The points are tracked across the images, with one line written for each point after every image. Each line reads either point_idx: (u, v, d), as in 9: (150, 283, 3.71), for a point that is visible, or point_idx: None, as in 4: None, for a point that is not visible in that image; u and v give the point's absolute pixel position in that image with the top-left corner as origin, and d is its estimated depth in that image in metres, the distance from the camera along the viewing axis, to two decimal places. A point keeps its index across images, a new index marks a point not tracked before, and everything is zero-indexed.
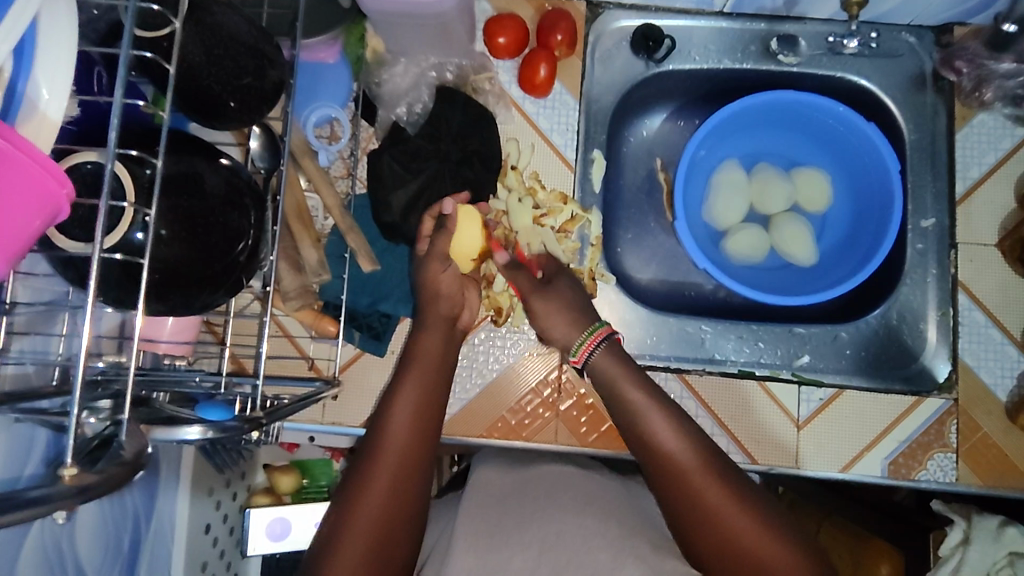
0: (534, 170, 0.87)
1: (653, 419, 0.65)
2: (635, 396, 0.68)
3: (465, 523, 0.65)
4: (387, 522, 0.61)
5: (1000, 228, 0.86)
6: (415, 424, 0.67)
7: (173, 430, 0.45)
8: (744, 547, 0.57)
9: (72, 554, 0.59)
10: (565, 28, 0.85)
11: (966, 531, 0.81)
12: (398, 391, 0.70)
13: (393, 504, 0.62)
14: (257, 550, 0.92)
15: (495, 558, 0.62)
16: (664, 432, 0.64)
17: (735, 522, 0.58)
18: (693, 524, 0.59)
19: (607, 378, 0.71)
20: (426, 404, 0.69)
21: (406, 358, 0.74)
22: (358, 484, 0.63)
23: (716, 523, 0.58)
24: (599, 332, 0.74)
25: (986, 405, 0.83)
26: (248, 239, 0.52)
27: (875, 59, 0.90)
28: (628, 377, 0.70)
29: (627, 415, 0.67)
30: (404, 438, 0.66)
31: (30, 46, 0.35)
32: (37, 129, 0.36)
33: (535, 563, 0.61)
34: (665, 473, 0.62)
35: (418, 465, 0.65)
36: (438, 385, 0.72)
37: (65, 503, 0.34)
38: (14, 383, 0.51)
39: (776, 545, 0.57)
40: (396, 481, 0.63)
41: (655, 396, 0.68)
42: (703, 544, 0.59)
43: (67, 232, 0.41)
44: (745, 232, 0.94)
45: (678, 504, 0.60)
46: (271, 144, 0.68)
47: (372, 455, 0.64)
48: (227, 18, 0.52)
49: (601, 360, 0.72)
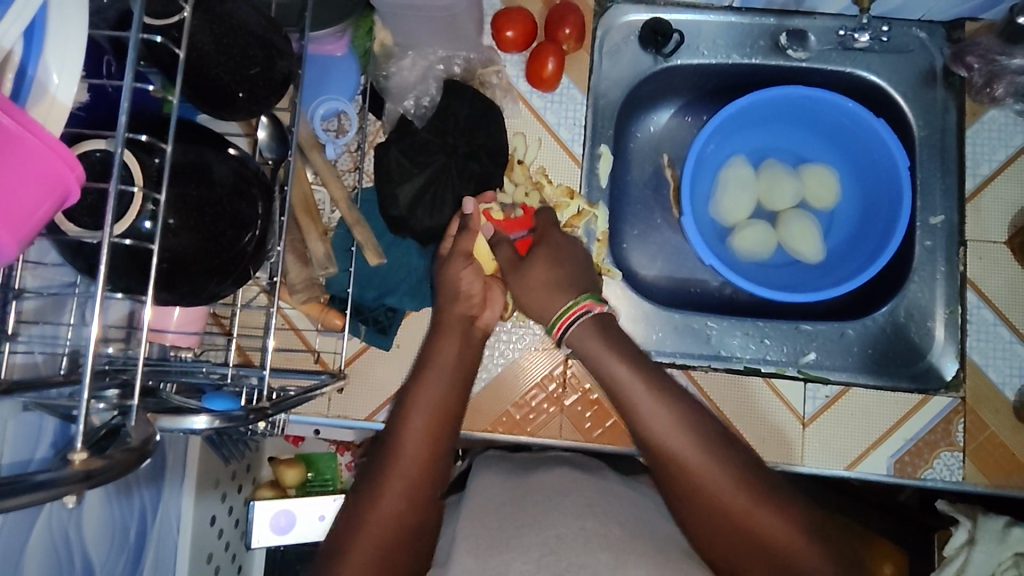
0: (540, 164, 0.87)
1: (642, 403, 0.68)
2: (620, 371, 0.71)
3: (471, 525, 0.66)
4: (404, 515, 0.64)
5: (1009, 226, 0.85)
6: (434, 417, 0.70)
7: (181, 419, 0.45)
8: (741, 523, 0.62)
9: (80, 542, 0.59)
10: (573, 22, 0.85)
11: (972, 531, 0.81)
12: (415, 387, 0.73)
13: (410, 497, 0.65)
14: (262, 542, 0.90)
15: (498, 560, 0.60)
16: (653, 413, 0.67)
17: (732, 501, 0.63)
18: (691, 504, 0.64)
19: (591, 355, 0.73)
20: (450, 397, 0.72)
21: (421, 364, 0.75)
22: (378, 477, 0.66)
23: (715, 502, 0.63)
24: (571, 311, 0.74)
25: (993, 403, 0.83)
26: (255, 230, 0.52)
27: (886, 54, 0.89)
28: (609, 349, 0.73)
29: (617, 396, 0.71)
30: (422, 446, 0.68)
31: (40, 29, 0.35)
32: (47, 113, 0.36)
33: (536, 566, 0.58)
34: (661, 456, 0.66)
35: (435, 473, 0.67)
36: (460, 394, 0.74)
37: (71, 489, 0.33)
38: (23, 371, 0.51)
39: (771, 520, 0.62)
40: (410, 490, 0.65)
41: (642, 373, 0.71)
42: (703, 525, 0.63)
43: (76, 220, 0.41)
44: (752, 229, 0.93)
45: (676, 486, 0.65)
46: (279, 134, 0.68)
47: (388, 453, 0.68)
48: (237, 7, 0.52)
49: (582, 334, 0.74)
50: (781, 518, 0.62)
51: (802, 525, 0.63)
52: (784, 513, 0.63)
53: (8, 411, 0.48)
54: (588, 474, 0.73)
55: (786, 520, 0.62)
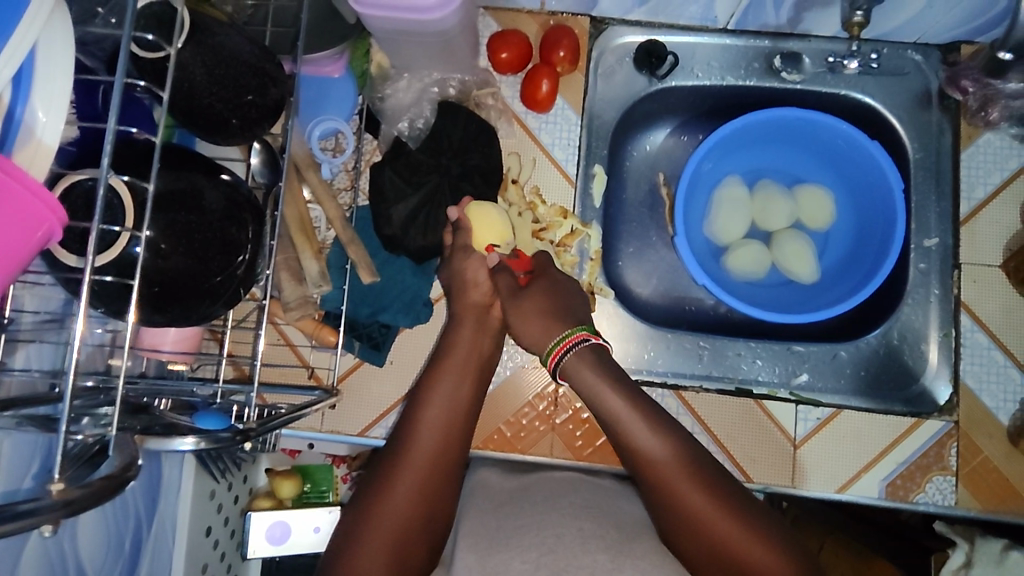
0: (535, 184, 0.88)
1: (636, 434, 0.68)
2: (613, 404, 0.70)
3: (469, 525, 0.67)
4: (407, 529, 0.64)
5: (1004, 250, 0.85)
6: (445, 431, 0.70)
7: (168, 440, 0.47)
8: (727, 551, 0.63)
9: (74, 556, 0.60)
10: (568, 45, 0.86)
11: (970, 554, 0.80)
12: (423, 399, 0.72)
13: (415, 511, 0.65)
14: (257, 553, 0.92)
15: (495, 560, 0.61)
16: (650, 446, 0.67)
17: (727, 536, 0.63)
18: (688, 535, 0.64)
19: (585, 383, 0.73)
20: (454, 412, 0.72)
21: (434, 364, 0.76)
22: (378, 493, 0.66)
23: (708, 535, 0.63)
24: (567, 339, 0.75)
25: (987, 427, 0.83)
26: (247, 253, 0.53)
27: (881, 78, 0.89)
28: (604, 380, 0.72)
29: (612, 425, 0.70)
30: (433, 446, 0.69)
31: (28, 74, 0.37)
32: (33, 154, 0.38)
33: (533, 565, 0.61)
34: (652, 481, 0.66)
35: (447, 470, 0.69)
36: (471, 394, 0.75)
37: (52, 516, 0.35)
38: (20, 390, 0.53)
39: (766, 556, 0.62)
40: (415, 502, 0.66)
41: (636, 404, 0.70)
42: (695, 553, 0.64)
43: (67, 247, 0.43)
44: (747, 248, 0.94)
45: (665, 513, 0.65)
46: (271, 159, 0.70)
47: (389, 467, 0.68)
48: (229, 38, 0.53)
49: (573, 364, 0.74)
50: (775, 556, 0.62)
51: (792, 560, 0.63)
52: (775, 548, 0.63)
53: (2, 432, 0.50)
54: (577, 490, 0.74)
55: (776, 556, 0.62)
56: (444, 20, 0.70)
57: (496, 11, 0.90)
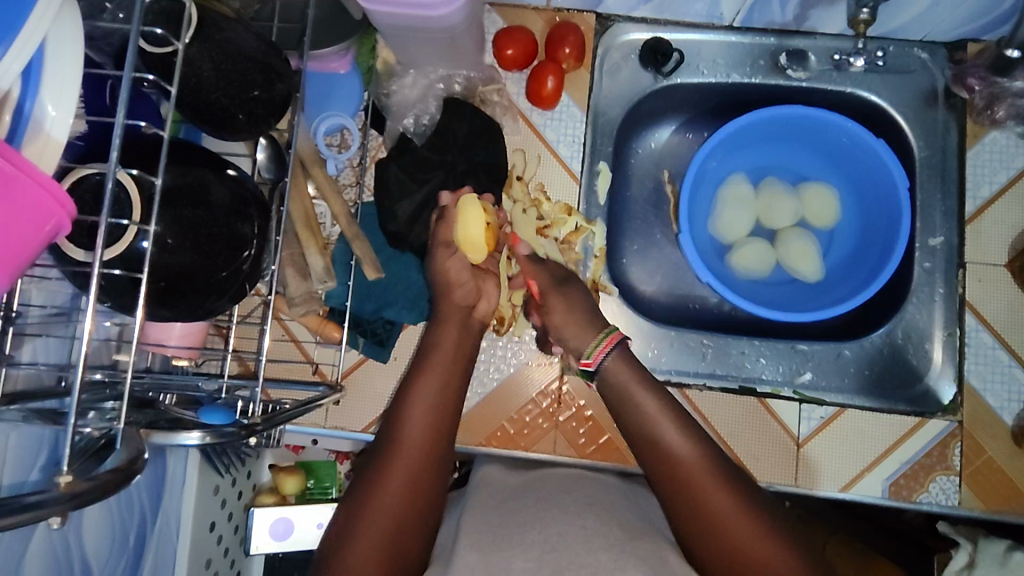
0: (540, 181, 0.88)
1: (666, 431, 0.69)
2: (650, 406, 0.72)
3: (471, 521, 0.67)
4: (398, 526, 0.64)
5: (1009, 249, 0.85)
6: (432, 427, 0.70)
7: (174, 435, 0.46)
8: (739, 553, 0.62)
9: (79, 550, 0.61)
10: (573, 42, 0.86)
11: (972, 554, 0.80)
12: (410, 396, 0.72)
13: (405, 508, 0.65)
14: (260, 549, 0.93)
15: (499, 557, 0.60)
16: (679, 445, 0.68)
17: (741, 538, 0.63)
18: (704, 536, 0.64)
19: (619, 382, 0.74)
20: (442, 409, 0.72)
21: (421, 361, 0.76)
22: (369, 489, 0.65)
23: (726, 536, 0.63)
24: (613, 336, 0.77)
25: (991, 427, 0.83)
26: (252, 248, 0.53)
27: (887, 75, 0.89)
28: (641, 382, 0.74)
29: (643, 424, 0.71)
30: (422, 442, 0.69)
31: (37, 70, 0.37)
32: (42, 149, 0.38)
33: (536, 563, 0.60)
34: (674, 478, 0.67)
35: (436, 466, 0.68)
36: (458, 390, 0.75)
37: (59, 509, 0.35)
38: (26, 383, 0.53)
39: (773, 559, 0.62)
40: (406, 499, 0.65)
41: (668, 405, 0.72)
42: (707, 554, 0.64)
43: (75, 241, 0.43)
44: (751, 246, 0.94)
45: (683, 514, 0.65)
46: (277, 156, 0.70)
47: (379, 464, 0.67)
48: (237, 34, 0.53)
49: (616, 364, 0.75)
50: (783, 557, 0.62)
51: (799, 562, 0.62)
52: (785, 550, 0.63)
53: (8, 426, 0.50)
54: (581, 487, 0.74)
55: (785, 558, 0.62)
56: (451, 16, 0.70)
57: (502, 8, 0.90)
